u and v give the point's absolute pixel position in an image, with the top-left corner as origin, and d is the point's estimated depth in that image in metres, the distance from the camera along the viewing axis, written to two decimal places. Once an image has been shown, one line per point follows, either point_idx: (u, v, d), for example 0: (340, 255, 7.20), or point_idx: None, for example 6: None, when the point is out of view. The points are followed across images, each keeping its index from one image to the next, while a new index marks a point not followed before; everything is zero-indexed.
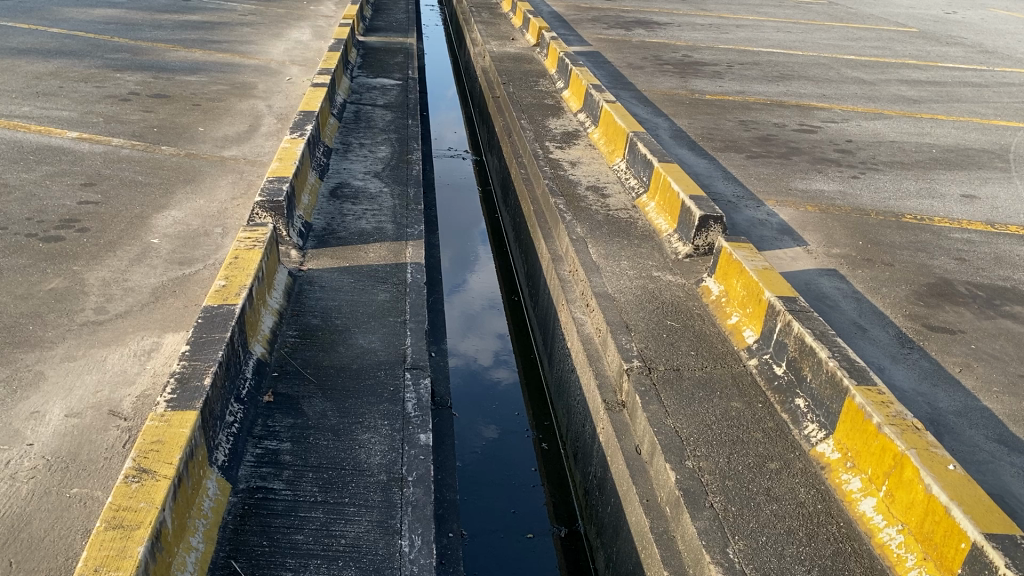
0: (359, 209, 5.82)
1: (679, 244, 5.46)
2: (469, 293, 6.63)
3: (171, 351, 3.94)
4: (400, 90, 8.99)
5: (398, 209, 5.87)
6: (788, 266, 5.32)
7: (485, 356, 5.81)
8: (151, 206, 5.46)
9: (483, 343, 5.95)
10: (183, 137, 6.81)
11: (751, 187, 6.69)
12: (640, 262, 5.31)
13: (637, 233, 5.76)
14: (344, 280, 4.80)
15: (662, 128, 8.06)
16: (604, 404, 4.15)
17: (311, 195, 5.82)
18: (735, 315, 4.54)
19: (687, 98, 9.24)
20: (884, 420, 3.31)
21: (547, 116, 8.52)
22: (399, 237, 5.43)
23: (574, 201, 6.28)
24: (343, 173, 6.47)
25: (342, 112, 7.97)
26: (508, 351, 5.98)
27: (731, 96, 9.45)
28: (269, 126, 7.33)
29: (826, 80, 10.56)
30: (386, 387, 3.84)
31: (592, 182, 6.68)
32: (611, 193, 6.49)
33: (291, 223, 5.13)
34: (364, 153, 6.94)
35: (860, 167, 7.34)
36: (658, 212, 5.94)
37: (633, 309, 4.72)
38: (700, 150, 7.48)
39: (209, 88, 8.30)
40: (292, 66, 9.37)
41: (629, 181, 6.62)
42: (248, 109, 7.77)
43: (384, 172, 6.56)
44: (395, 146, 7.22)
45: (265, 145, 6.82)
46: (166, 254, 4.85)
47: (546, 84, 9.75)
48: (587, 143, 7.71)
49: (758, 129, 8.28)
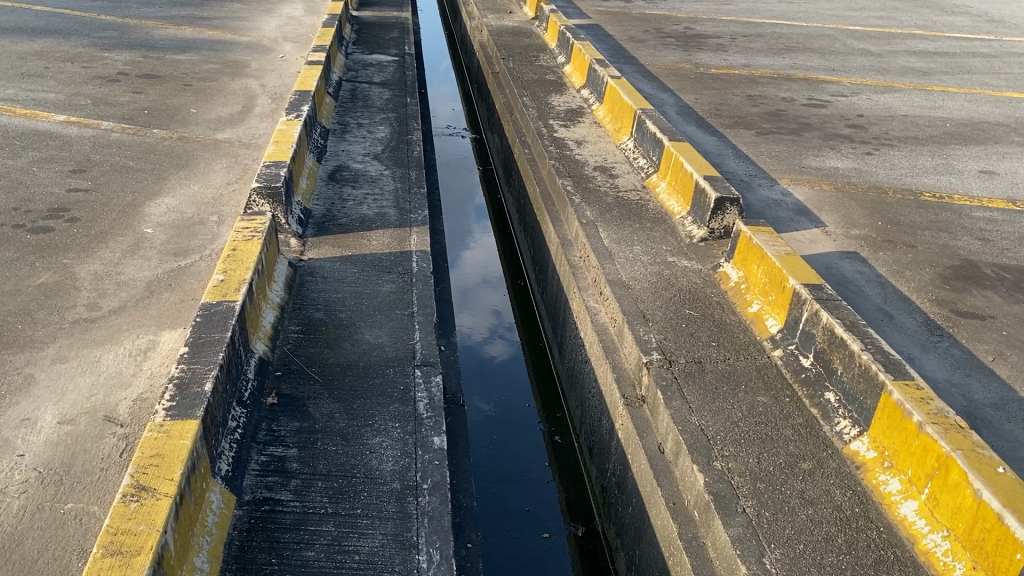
0: (359, 193, 5.61)
1: (694, 227, 5.27)
2: (466, 275, 6.53)
3: (169, 350, 3.74)
4: (397, 67, 8.74)
5: (400, 193, 5.67)
6: (807, 249, 5.13)
7: (480, 335, 5.74)
8: (144, 193, 5.24)
9: (477, 320, 5.89)
10: (175, 119, 6.57)
11: (763, 165, 6.48)
12: (653, 247, 5.12)
13: (648, 216, 5.56)
14: (347, 271, 4.61)
15: (669, 104, 7.84)
16: (622, 400, 3.95)
17: (309, 178, 5.61)
18: (757, 303, 4.36)
19: (692, 73, 9.00)
20: (926, 419, 3.13)
21: (549, 92, 8.29)
22: (404, 224, 5.24)
23: (582, 183, 6.08)
24: (341, 154, 6.24)
25: (339, 90, 7.72)
26: (504, 328, 5.91)
27: (737, 70, 9.22)
28: (264, 106, 7.09)
29: (832, 52, 10.31)
30: (396, 386, 3.66)
31: (599, 162, 6.48)
32: (619, 173, 6.29)
33: (290, 211, 4.92)
34: (363, 134, 6.71)
35: (874, 143, 7.13)
36: (670, 193, 5.75)
37: (649, 297, 4.54)
38: (708, 128, 7.27)
39: (200, 67, 8.04)
40: (286, 44, 9.11)
41: (638, 161, 6.42)
42: (242, 89, 7.52)
43: (384, 153, 6.34)
44: (395, 126, 6.99)
45: (260, 127, 6.58)
46: (160, 244, 4.63)
47: (547, 59, 9.51)
48: (593, 121, 7.49)
49: (767, 104, 8.06)
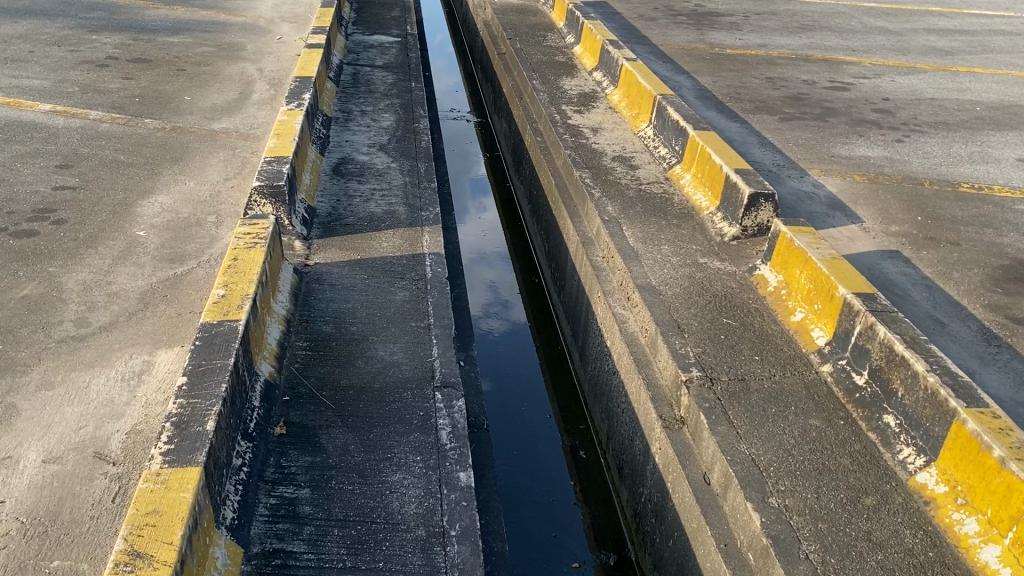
0: (366, 188, 5.27)
1: (725, 224, 4.94)
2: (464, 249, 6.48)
3: (165, 374, 3.40)
4: (400, 48, 8.36)
5: (409, 188, 5.33)
6: (847, 248, 4.80)
7: (475, 310, 5.68)
8: (135, 191, 4.89)
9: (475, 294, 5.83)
10: (167, 107, 6.20)
11: (790, 154, 6.15)
12: (682, 246, 4.79)
13: (674, 211, 5.23)
14: (356, 277, 4.27)
15: (686, 87, 7.50)
16: (660, 421, 3.64)
17: (312, 173, 5.27)
18: (800, 311, 4.04)
19: (706, 54, 8.64)
20: (1008, 455, 2.80)
21: (559, 75, 7.92)
22: (415, 222, 4.90)
23: (601, 175, 5.74)
24: (345, 145, 5.89)
25: (340, 75, 7.36)
26: (499, 304, 5.84)
27: (753, 50, 8.87)
28: (262, 93, 6.72)
29: (849, 31, 9.95)
30: (415, 411, 3.33)
31: (617, 152, 6.14)
32: (640, 164, 5.95)
33: (293, 211, 4.58)
34: (367, 122, 6.36)
35: (903, 129, 6.79)
36: (696, 187, 5.41)
37: (682, 304, 4.21)
38: (729, 114, 6.93)
39: (193, 51, 7.65)
40: (283, 24, 8.72)
41: (659, 150, 6.07)
42: (238, 74, 7.15)
43: (390, 144, 5.99)
44: (401, 113, 6.64)
45: (258, 115, 6.22)
46: (154, 249, 4.29)
47: (555, 38, 9.13)
48: (608, 106, 7.13)
49: (788, 87, 7.72)
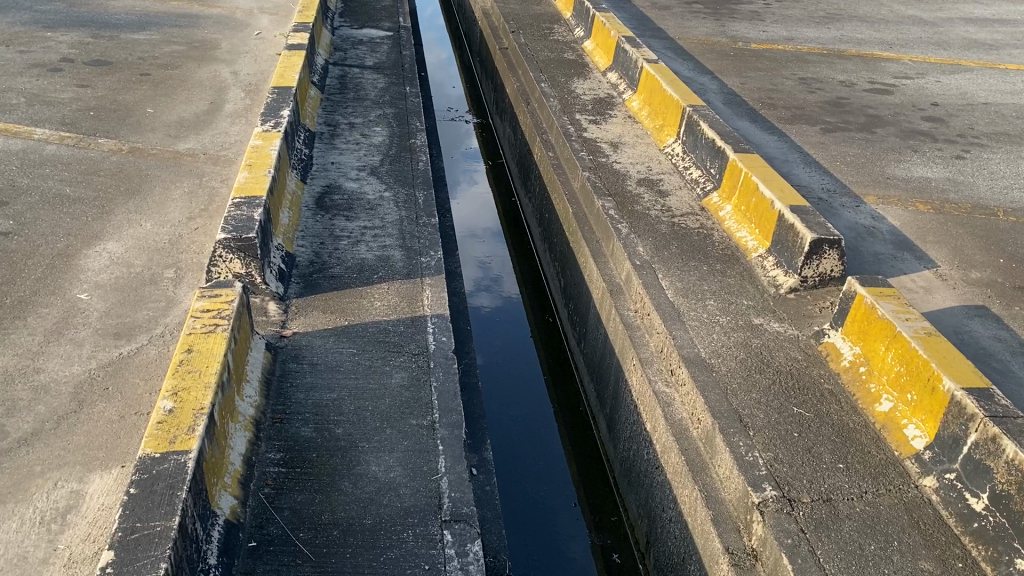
0: (355, 226, 4.51)
1: (779, 273, 4.19)
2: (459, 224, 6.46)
3: (98, 511, 2.64)
4: (392, 44, 7.56)
5: (405, 224, 4.57)
6: (925, 303, 4.06)
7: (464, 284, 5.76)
8: (81, 234, 4.12)
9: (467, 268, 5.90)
10: (126, 123, 5.41)
11: (839, 176, 5.41)
12: (730, 301, 4.05)
13: (716, 252, 4.48)
14: (343, 351, 3.51)
15: (713, 92, 6.77)
16: (728, 554, 2.91)
17: (292, 208, 4.51)
18: (889, 401, 3.31)
19: (729, 51, 7.89)
20: None
21: (570, 76, 7.15)
22: (413, 272, 4.13)
23: (626, 204, 4.99)
24: (330, 169, 5.13)
25: (325, 78, 6.57)
26: (489, 280, 5.89)
27: (780, 46, 8.12)
28: (237, 102, 5.93)
29: (881, 21, 9.19)
30: (418, 565, 2.61)
31: (643, 173, 5.38)
32: (669, 189, 5.19)
33: (268, 265, 3.82)
34: (356, 139, 5.59)
35: (961, 141, 6.05)
36: (739, 221, 4.66)
37: (741, 384, 3.47)
38: (765, 125, 6.18)
39: (161, 51, 6.84)
40: (263, 18, 7.91)
41: (690, 171, 5.32)
42: (210, 78, 6.35)
43: (382, 166, 5.23)
44: (394, 126, 5.86)
45: (231, 132, 5.44)
46: (97, 317, 3.52)
47: (562, 32, 8.33)
48: (627, 114, 6.36)
49: (824, 90, 6.99)
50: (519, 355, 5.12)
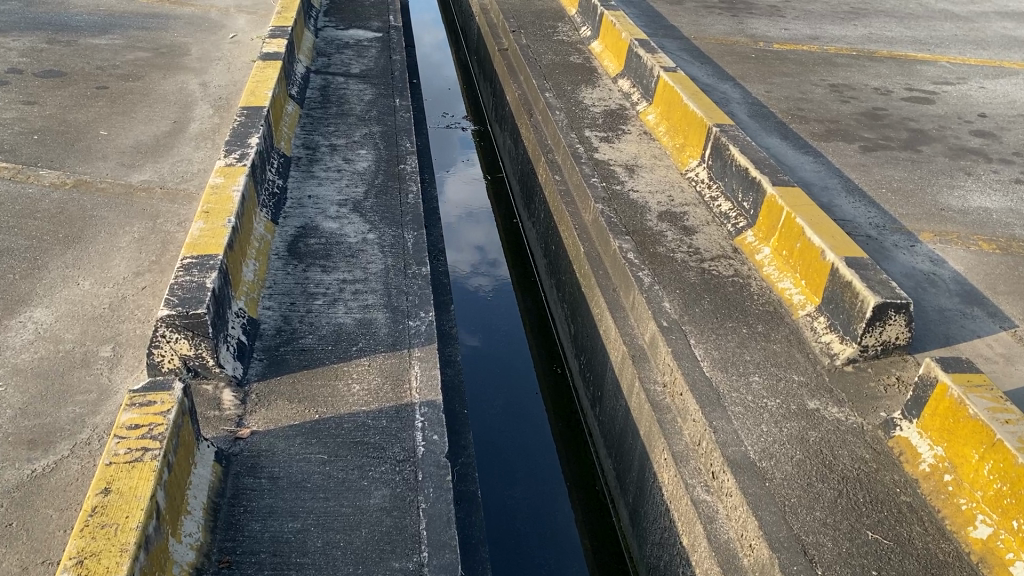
0: (333, 279, 3.85)
1: (834, 339, 3.54)
2: (455, 251, 5.82)
3: None
4: (382, 48, 6.87)
5: (392, 275, 3.91)
6: (1008, 376, 3.42)
7: (460, 266, 5.69)
8: (4, 298, 3.47)
9: (462, 251, 5.82)
10: (74, 149, 4.74)
11: (887, 207, 4.75)
12: (778, 376, 3.40)
13: (756, 308, 3.84)
14: (312, 457, 2.86)
15: (736, 102, 6.11)
16: None
17: (259, 258, 3.85)
18: (988, 526, 2.66)
19: (750, 52, 7.21)
20: None
21: (577, 83, 6.48)
22: (399, 340, 3.48)
23: (647, 244, 4.34)
24: (307, 204, 4.47)
25: (305, 90, 5.90)
26: (486, 264, 5.80)
27: (805, 46, 7.46)
28: (204, 120, 5.27)
29: (911, 16, 8.49)
30: None
31: (664, 204, 4.73)
32: (696, 224, 4.54)
33: (224, 342, 3.17)
34: (337, 165, 4.92)
35: (1018, 162, 5.39)
36: (781, 269, 4.01)
37: (801, 499, 2.83)
38: (797, 142, 5.52)
39: (123, 59, 6.17)
40: (239, 18, 7.23)
41: (719, 202, 4.66)
42: (175, 90, 5.68)
43: (367, 199, 4.57)
44: (382, 148, 5.19)
45: (195, 159, 4.78)
46: (10, 418, 2.88)
47: (567, 31, 7.65)
48: (642, 130, 5.70)
49: (858, 99, 6.32)
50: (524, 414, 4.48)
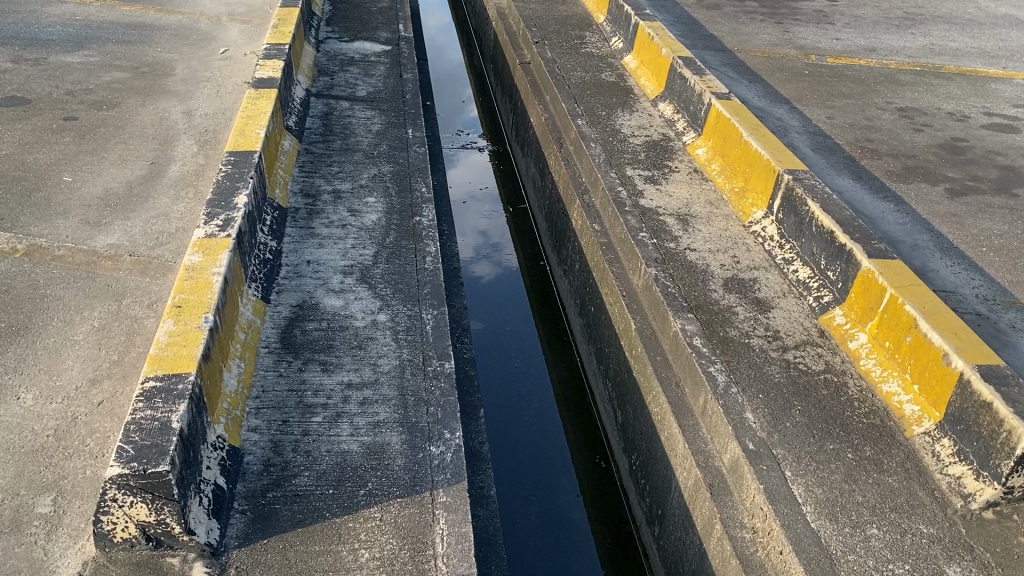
0: (336, 382, 3.12)
1: (965, 472, 2.84)
2: (476, 304, 5.12)
3: None
4: (391, 65, 6.13)
5: (408, 376, 3.18)
6: None
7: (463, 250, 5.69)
8: None
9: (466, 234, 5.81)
10: (31, 201, 4.02)
11: (994, 272, 4.03)
12: (902, 528, 2.70)
13: (859, 419, 3.13)
14: None
15: (796, 132, 5.37)
16: None
17: (245, 358, 3.12)
18: None
19: (802, 68, 6.46)
20: None
21: (613, 107, 5.74)
22: (419, 476, 2.75)
23: (716, 323, 3.61)
24: (304, 274, 3.73)
25: (305, 118, 5.16)
26: (489, 247, 5.76)
27: (861, 60, 6.70)
28: (187, 160, 4.54)
29: (973, 23, 7.73)
30: None
31: (729, 268, 4.00)
32: (770, 297, 3.81)
33: (196, 498, 2.46)
34: (341, 219, 4.18)
35: None
36: (885, 365, 3.29)
37: None
38: (873, 183, 4.79)
39: (97, 80, 5.41)
40: (233, 30, 6.48)
41: (795, 268, 3.94)
42: (156, 121, 4.94)
43: (376, 266, 3.83)
44: (393, 194, 4.46)
45: (175, 214, 4.05)
46: None
47: (595, 41, 6.90)
48: (692, 167, 4.96)
49: (933, 125, 5.58)
50: (564, 524, 3.78)
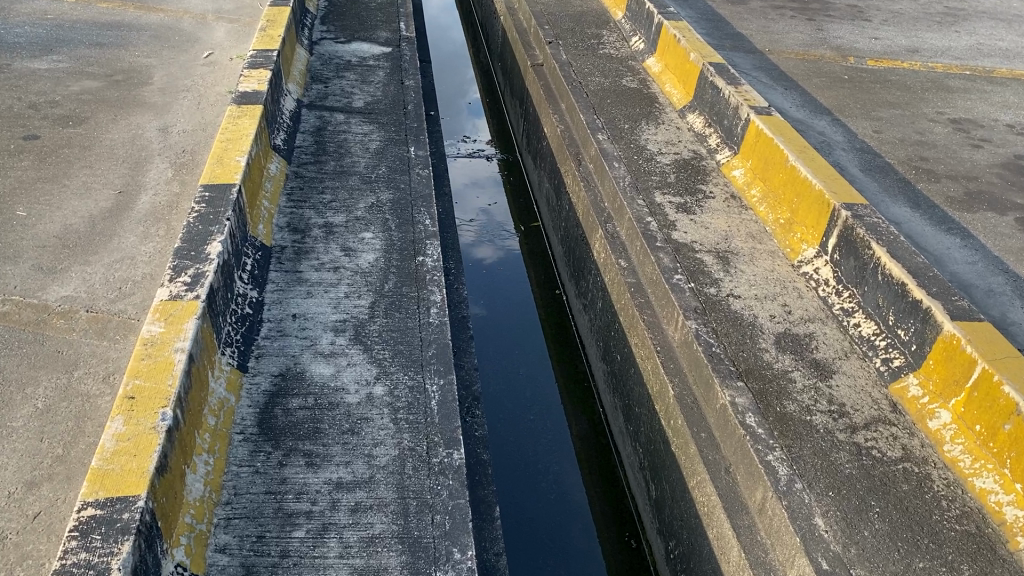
0: (322, 480, 2.61)
1: None
2: (487, 341, 4.61)
3: None
4: (392, 70, 5.59)
5: (409, 471, 2.67)
6: None
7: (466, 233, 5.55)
8: None
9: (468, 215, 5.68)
10: None
11: None
12: None
13: (950, 524, 2.62)
14: None
15: (841, 148, 4.83)
16: None
17: (214, 450, 2.60)
18: None
19: (841, 72, 5.91)
20: None
21: (636, 118, 5.19)
22: None
23: (770, 393, 3.10)
24: (289, 332, 3.21)
25: (295, 134, 4.62)
26: (493, 229, 5.64)
27: (904, 62, 6.14)
28: (161, 188, 4.01)
29: (1019, 19, 7.17)
30: None
31: (780, 320, 3.48)
32: (829, 357, 3.30)
33: None
34: (333, 260, 3.66)
35: None
36: (978, 453, 2.77)
37: None
38: (933, 211, 4.26)
39: (64, 90, 4.86)
40: (218, 30, 5.92)
41: (856, 322, 3.42)
42: (128, 140, 4.41)
43: (371, 322, 3.31)
44: (393, 228, 3.93)
45: (142, 256, 3.52)
46: None
47: (613, 41, 6.34)
48: (729, 192, 4.43)
49: (992, 140, 5.04)
50: None
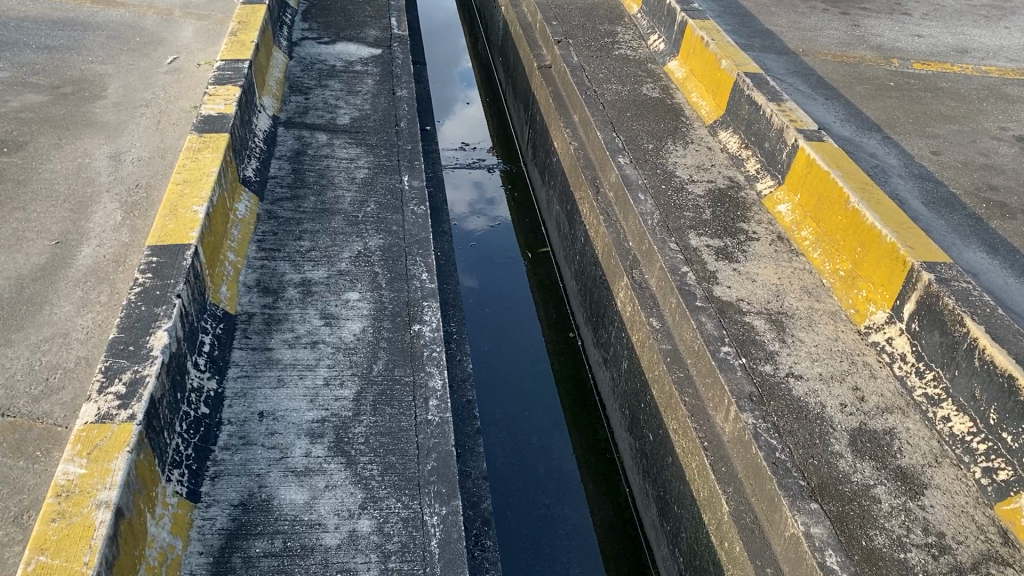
0: None
1: None
2: (494, 400, 4.00)
3: None
4: (382, 77, 4.94)
5: None
6: None
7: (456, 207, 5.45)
8: None
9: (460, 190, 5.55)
10: None
11: None
12: None
13: None
14: None
15: (897, 175, 4.21)
16: None
17: None
18: None
19: (886, 77, 5.27)
20: None
21: (661, 136, 4.55)
22: None
23: (851, 520, 2.51)
24: (254, 438, 2.59)
25: (269, 161, 3.98)
26: (484, 203, 5.52)
27: (954, 65, 5.50)
28: (107, 236, 3.37)
29: None
30: None
31: (852, 410, 2.88)
32: (916, 463, 2.71)
33: None
34: (310, 331, 3.03)
35: None
36: None
37: None
38: (1015, 259, 3.64)
39: (2, 107, 4.20)
40: (186, 29, 5.24)
41: (944, 414, 2.82)
42: (72, 170, 3.76)
43: (356, 422, 2.69)
44: (383, 286, 3.30)
45: (78, 332, 2.89)
46: None
47: (629, 40, 5.67)
48: (775, 232, 3.81)
49: None
50: None
